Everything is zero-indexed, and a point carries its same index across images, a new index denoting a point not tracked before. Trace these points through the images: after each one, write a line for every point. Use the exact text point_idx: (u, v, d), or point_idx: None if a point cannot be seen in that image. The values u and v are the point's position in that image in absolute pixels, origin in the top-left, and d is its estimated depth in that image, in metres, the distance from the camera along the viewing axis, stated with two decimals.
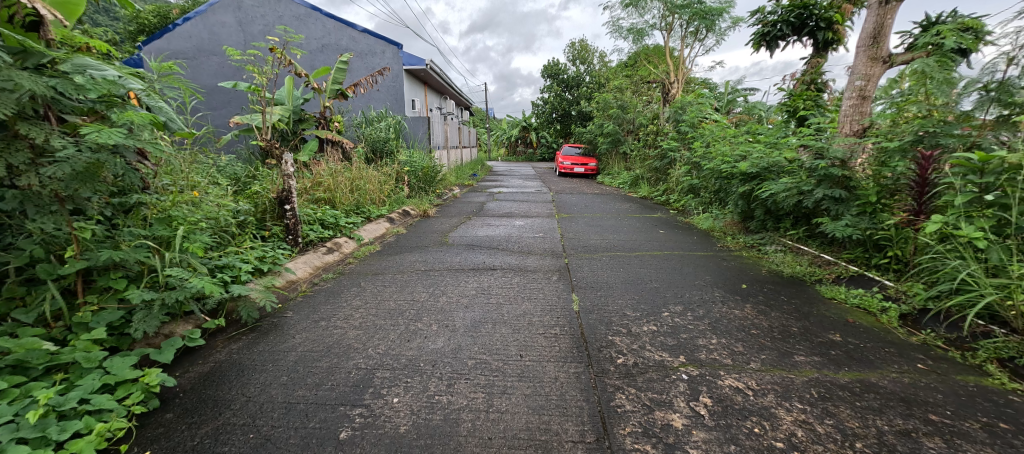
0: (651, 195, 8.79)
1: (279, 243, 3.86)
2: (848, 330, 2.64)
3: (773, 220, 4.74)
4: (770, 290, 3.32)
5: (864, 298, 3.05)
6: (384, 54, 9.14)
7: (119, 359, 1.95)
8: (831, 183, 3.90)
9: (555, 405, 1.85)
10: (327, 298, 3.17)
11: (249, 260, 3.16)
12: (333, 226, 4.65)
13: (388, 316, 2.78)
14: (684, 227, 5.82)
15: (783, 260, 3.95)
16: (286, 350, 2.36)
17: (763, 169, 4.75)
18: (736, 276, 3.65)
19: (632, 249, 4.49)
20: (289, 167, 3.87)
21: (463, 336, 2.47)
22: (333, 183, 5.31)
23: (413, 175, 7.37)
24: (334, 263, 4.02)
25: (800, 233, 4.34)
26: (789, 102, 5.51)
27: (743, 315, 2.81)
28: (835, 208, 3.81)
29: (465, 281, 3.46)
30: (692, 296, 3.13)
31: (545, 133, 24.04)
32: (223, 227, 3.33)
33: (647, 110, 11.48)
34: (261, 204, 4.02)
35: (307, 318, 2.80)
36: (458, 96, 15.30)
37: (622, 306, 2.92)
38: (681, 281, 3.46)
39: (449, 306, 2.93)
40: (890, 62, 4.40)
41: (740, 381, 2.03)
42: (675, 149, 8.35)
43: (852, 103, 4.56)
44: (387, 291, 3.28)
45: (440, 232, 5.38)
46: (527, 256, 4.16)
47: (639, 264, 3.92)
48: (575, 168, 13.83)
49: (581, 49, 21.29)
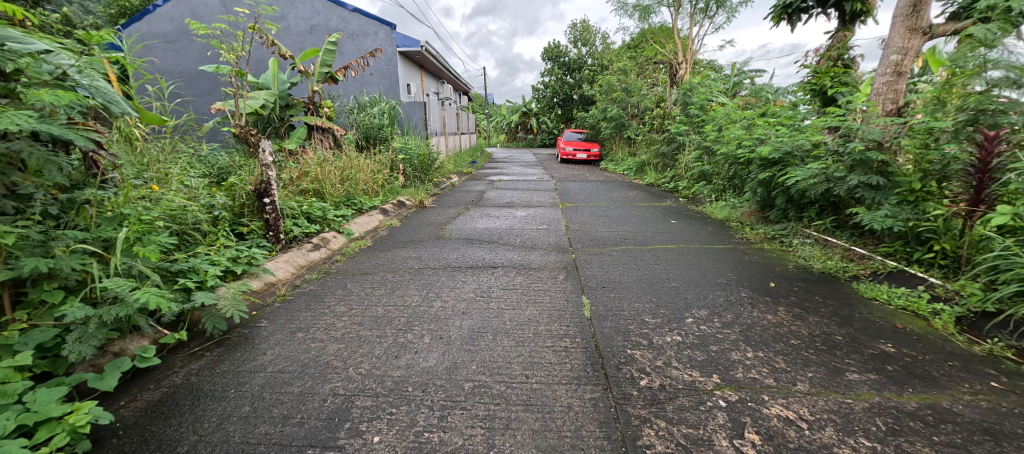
0: (659, 182, 8.43)
1: (258, 239, 3.53)
2: (901, 338, 2.30)
3: (795, 210, 4.41)
4: (802, 290, 2.97)
5: (910, 299, 2.73)
6: (376, 35, 8.65)
7: (45, 392, 1.61)
8: (866, 168, 3.58)
9: (569, 445, 1.52)
10: (308, 304, 2.82)
11: (219, 262, 2.83)
12: (321, 221, 4.31)
13: (374, 326, 2.45)
14: (696, 216, 5.46)
15: (811, 254, 3.61)
16: (253, 371, 2.03)
17: (786, 154, 4.41)
18: (762, 272, 3.31)
19: (644, 242, 4.15)
20: (267, 156, 3.54)
21: (459, 352, 2.14)
22: (321, 173, 4.97)
23: (408, 163, 6.99)
24: (321, 261, 3.69)
25: (827, 224, 3.99)
26: (813, 79, 4.88)
27: (778, 320, 2.47)
28: (870, 197, 3.48)
29: (462, 281, 3.12)
30: (717, 297, 2.80)
31: (546, 118, 23.53)
32: (192, 224, 3.00)
33: (654, 94, 11.12)
34: (236, 198, 3.65)
35: (283, 328, 2.47)
36: (457, 81, 14.82)
37: (639, 311, 2.58)
38: (702, 280, 3.12)
39: (443, 312, 2.59)
40: (929, 33, 4.00)
41: (790, 409, 1.69)
42: (683, 133, 8.01)
43: (886, 80, 4.15)
44: (376, 294, 2.95)
45: (437, 225, 5.05)
46: (531, 252, 3.83)
47: (653, 259, 3.59)
48: (577, 153, 13.40)
49: (582, 30, 20.64)
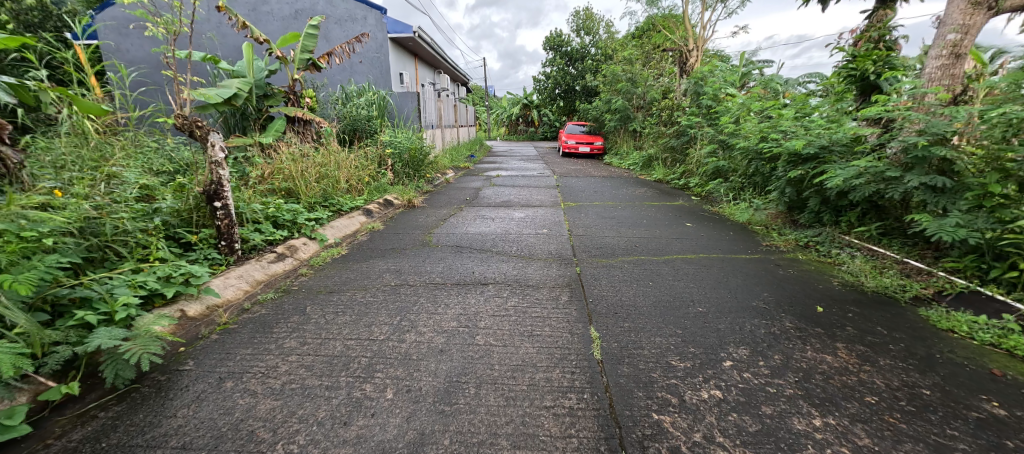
0: (667, 178, 7.89)
1: (207, 251, 2.99)
2: (1007, 394, 1.77)
3: (831, 212, 3.86)
4: (858, 317, 2.43)
5: (998, 332, 2.19)
6: (366, 20, 8.13)
7: None
8: (926, 167, 3.03)
9: None
10: (252, 336, 2.28)
11: (140, 284, 2.30)
12: (289, 226, 3.79)
13: (326, 371, 1.92)
14: (714, 218, 4.91)
15: (860, 268, 3.05)
16: (150, 448, 1.51)
17: (820, 149, 3.85)
18: (804, 292, 2.77)
19: (658, 251, 3.62)
20: (217, 153, 2.98)
21: (428, 415, 1.62)
22: (295, 171, 4.46)
23: (398, 158, 6.42)
24: (283, 275, 3.16)
25: (872, 231, 3.44)
26: (851, 63, 4.17)
27: (841, 364, 1.94)
28: (932, 201, 2.91)
29: (445, 303, 2.60)
30: (758, 328, 2.26)
31: (548, 109, 22.86)
32: (113, 237, 2.48)
33: (660, 84, 10.55)
34: (184, 201, 3.10)
35: (209, 373, 1.94)
36: (455, 72, 14.23)
37: (663, 349, 2.05)
38: (734, 303, 2.58)
39: (415, 350, 2.07)
40: (995, 8, 3.40)
41: None
42: (695, 126, 7.44)
43: (942, 63, 3.55)
44: (338, 322, 2.41)
45: (424, 228, 4.50)
46: (528, 263, 3.29)
47: (671, 274, 3.06)
48: (580, 146, 12.81)
49: (586, 18, 19.91)
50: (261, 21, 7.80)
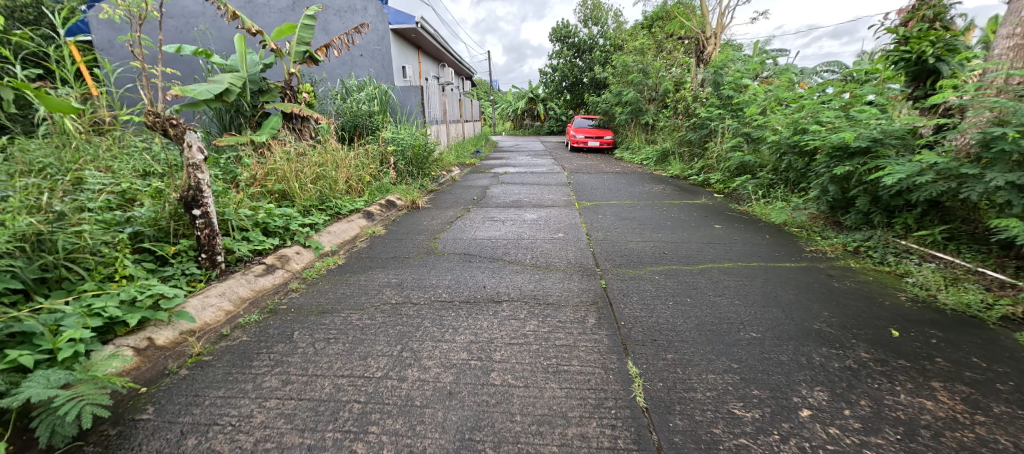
0: (686, 174, 7.46)
1: (186, 265, 2.65)
2: None
3: (884, 213, 3.44)
4: (945, 344, 2.04)
5: None
6: (366, 10, 7.74)
7: None
8: (1008, 162, 2.60)
9: None
10: (228, 371, 1.94)
11: (99, 311, 1.97)
12: (281, 233, 3.45)
13: (308, 425, 1.57)
14: (745, 218, 4.51)
15: (930, 279, 2.64)
16: None
17: (871, 142, 3.43)
18: (870, 310, 2.38)
19: (690, 259, 3.24)
20: (194, 154, 2.61)
21: None
22: (288, 171, 4.11)
23: (402, 157, 6.03)
24: (271, 291, 2.81)
25: (938, 234, 3.02)
26: (903, 45, 3.67)
27: (945, 413, 1.56)
28: (1020, 203, 2.49)
29: (453, 328, 2.23)
30: (831, 362, 1.87)
31: (554, 103, 22.36)
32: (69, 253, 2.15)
33: (674, 74, 10.07)
34: (161, 208, 2.76)
35: (169, 426, 1.60)
36: (459, 65, 13.81)
37: (720, 390, 1.68)
38: (791, 325, 2.20)
39: (418, 394, 1.70)
40: None
41: None
42: (716, 118, 7.00)
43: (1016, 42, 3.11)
44: (328, 353, 2.05)
45: (429, 233, 4.14)
46: (546, 275, 2.93)
47: (711, 288, 2.68)
48: (589, 141, 12.30)
49: (593, 8, 19.37)
50: (259, 13, 7.39)
